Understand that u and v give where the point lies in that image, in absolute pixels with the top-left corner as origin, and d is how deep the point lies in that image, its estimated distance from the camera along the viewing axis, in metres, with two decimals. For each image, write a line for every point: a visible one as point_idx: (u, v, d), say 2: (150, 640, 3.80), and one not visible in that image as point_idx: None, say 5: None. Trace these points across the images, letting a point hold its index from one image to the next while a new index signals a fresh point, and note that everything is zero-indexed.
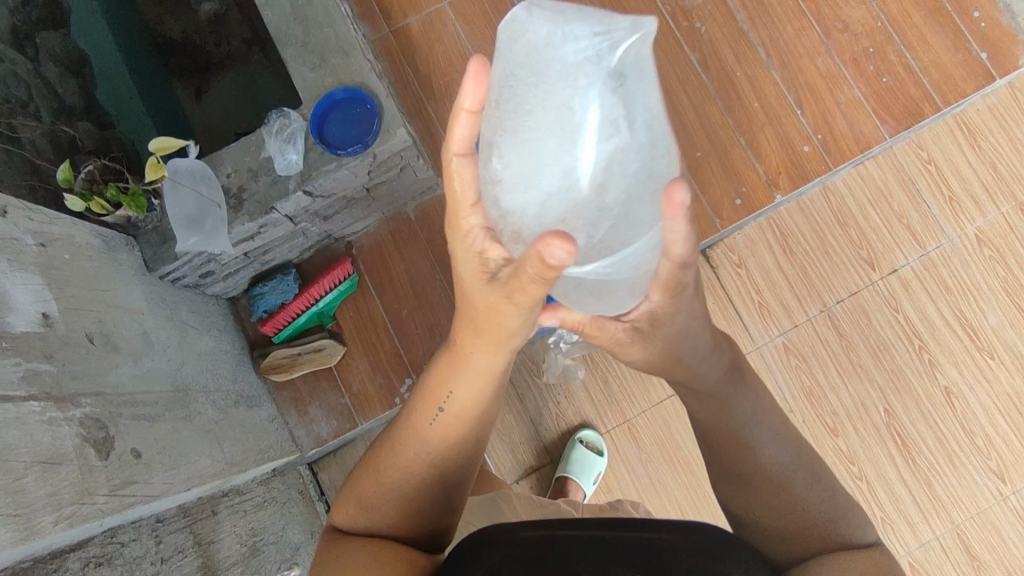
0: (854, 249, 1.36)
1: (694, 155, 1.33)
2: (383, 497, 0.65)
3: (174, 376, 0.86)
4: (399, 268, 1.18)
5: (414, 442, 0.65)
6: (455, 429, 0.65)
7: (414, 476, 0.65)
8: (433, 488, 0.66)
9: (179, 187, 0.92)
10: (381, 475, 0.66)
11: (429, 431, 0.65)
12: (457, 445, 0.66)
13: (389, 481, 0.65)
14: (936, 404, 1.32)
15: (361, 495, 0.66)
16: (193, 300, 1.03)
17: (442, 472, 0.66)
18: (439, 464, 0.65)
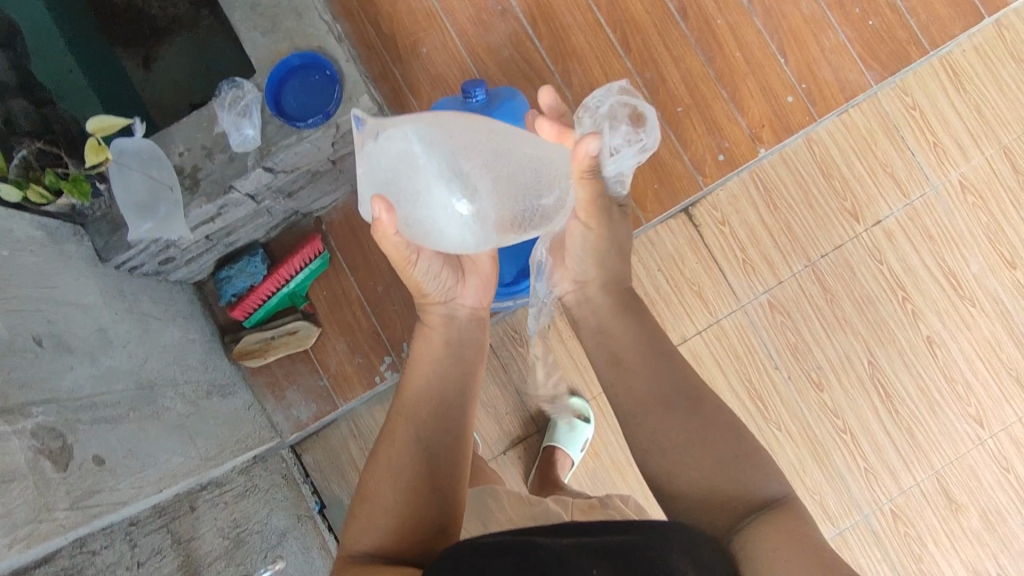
0: (837, 201, 1.33)
1: (675, 111, 1.18)
2: (379, 473, 0.66)
3: (137, 372, 0.81)
4: (372, 243, 1.13)
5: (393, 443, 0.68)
6: (422, 412, 0.70)
7: (401, 474, 0.65)
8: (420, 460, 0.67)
9: (126, 170, 0.85)
10: (371, 496, 0.65)
11: (411, 409, 0.71)
12: (430, 428, 0.69)
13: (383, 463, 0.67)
14: (919, 355, 1.31)
15: (359, 529, 0.63)
16: (154, 288, 0.98)
17: (428, 457, 0.67)
18: (421, 451, 0.67)
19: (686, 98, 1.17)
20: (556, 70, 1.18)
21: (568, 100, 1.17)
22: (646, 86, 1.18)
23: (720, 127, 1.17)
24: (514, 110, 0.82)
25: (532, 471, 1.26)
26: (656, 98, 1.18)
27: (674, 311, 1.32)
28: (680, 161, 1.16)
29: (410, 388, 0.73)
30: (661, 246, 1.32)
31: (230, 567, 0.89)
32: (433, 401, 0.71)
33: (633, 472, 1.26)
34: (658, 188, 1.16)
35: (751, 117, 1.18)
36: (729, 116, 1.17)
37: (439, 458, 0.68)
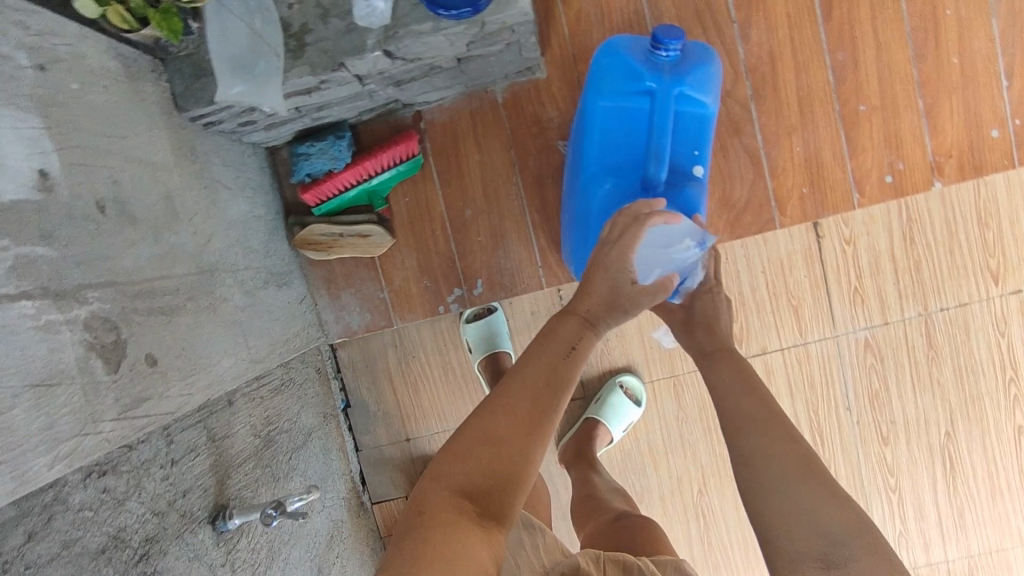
0: (983, 255, 1.17)
1: (856, 109, 0.97)
2: (488, 424, 0.58)
3: (198, 254, 0.72)
4: (471, 160, 0.99)
5: (490, 414, 0.58)
6: (530, 399, 0.59)
7: (500, 453, 0.56)
8: (533, 424, 0.58)
9: (225, 14, 0.70)
10: (457, 458, 0.56)
11: (537, 367, 0.62)
12: (535, 421, 0.58)
13: (495, 412, 0.59)
14: (1002, 440, 1.21)
15: (428, 486, 0.55)
16: (227, 149, 0.86)
17: (525, 442, 0.57)
18: (520, 439, 0.57)
19: (874, 96, 0.96)
20: (735, 16, 0.95)
21: (737, 59, 0.96)
22: (834, 69, 0.96)
23: (900, 143, 0.97)
24: (703, 81, 0.67)
25: (566, 434, 1.20)
26: (839, 88, 0.96)
27: (762, 319, 1.20)
28: (840, 168, 0.98)
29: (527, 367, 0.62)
30: (773, 246, 1.18)
31: (256, 470, 0.84)
32: (549, 395, 0.60)
33: (666, 466, 1.21)
34: (806, 193, 0.99)
35: (939, 142, 0.97)
36: (915, 133, 0.97)
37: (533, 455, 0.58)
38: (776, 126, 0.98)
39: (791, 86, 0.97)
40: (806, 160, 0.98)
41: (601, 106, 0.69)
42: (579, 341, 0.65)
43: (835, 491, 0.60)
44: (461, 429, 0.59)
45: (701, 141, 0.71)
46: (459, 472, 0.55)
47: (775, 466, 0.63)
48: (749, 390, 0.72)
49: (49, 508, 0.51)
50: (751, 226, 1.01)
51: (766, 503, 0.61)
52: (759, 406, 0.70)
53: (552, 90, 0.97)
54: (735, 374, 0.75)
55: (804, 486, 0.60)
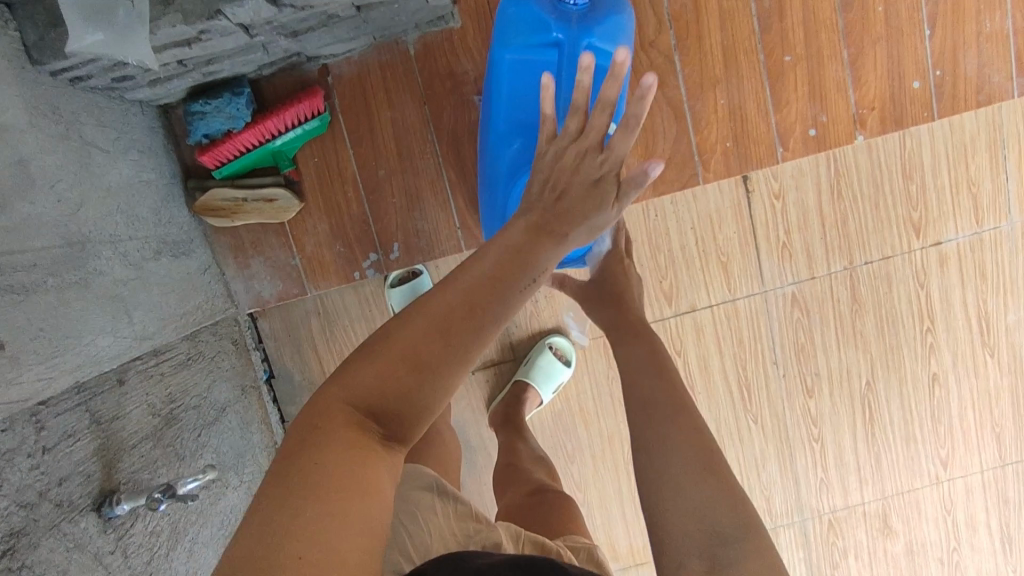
0: (905, 209, 1.18)
1: (781, 60, 0.94)
2: (408, 332, 0.44)
3: (63, 224, 0.65)
4: (383, 117, 0.93)
5: (419, 319, 0.45)
6: (486, 304, 0.46)
7: (418, 371, 0.43)
8: (464, 342, 0.44)
9: None
10: (367, 371, 0.44)
11: (486, 268, 0.47)
12: (472, 344, 0.45)
13: (420, 317, 0.45)
14: (918, 388, 1.25)
15: (338, 391, 0.44)
16: (103, 106, 0.78)
17: (452, 361, 0.44)
18: (444, 354, 0.44)
19: (798, 47, 0.94)
20: None
21: (661, 7, 0.92)
22: (758, 18, 0.93)
23: (824, 96, 0.95)
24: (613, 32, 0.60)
25: (498, 398, 1.19)
26: (764, 37, 0.93)
27: (692, 277, 1.20)
28: (764, 122, 0.96)
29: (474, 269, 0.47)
30: (702, 203, 1.16)
31: (156, 450, 0.80)
32: (497, 305, 0.46)
33: (598, 425, 1.21)
34: (730, 149, 0.96)
35: (862, 94, 0.95)
36: (838, 85, 0.95)
37: (460, 381, 0.45)
38: (700, 79, 0.94)
39: (716, 36, 0.93)
40: (730, 114, 0.95)
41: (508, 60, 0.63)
42: (541, 243, 0.50)
43: (728, 494, 0.59)
44: (392, 322, 0.46)
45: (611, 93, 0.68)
46: (370, 380, 0.43)
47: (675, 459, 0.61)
48: (659, 374, 0.71)
49: None
50: (676, 184, 0.98)
51: (662, 494, 0.60)
52: (666, 391, 0.68)
53: (467, 41, 0.91)
54: (652, 357, 0.73)
55: (699, 483, 0.59)
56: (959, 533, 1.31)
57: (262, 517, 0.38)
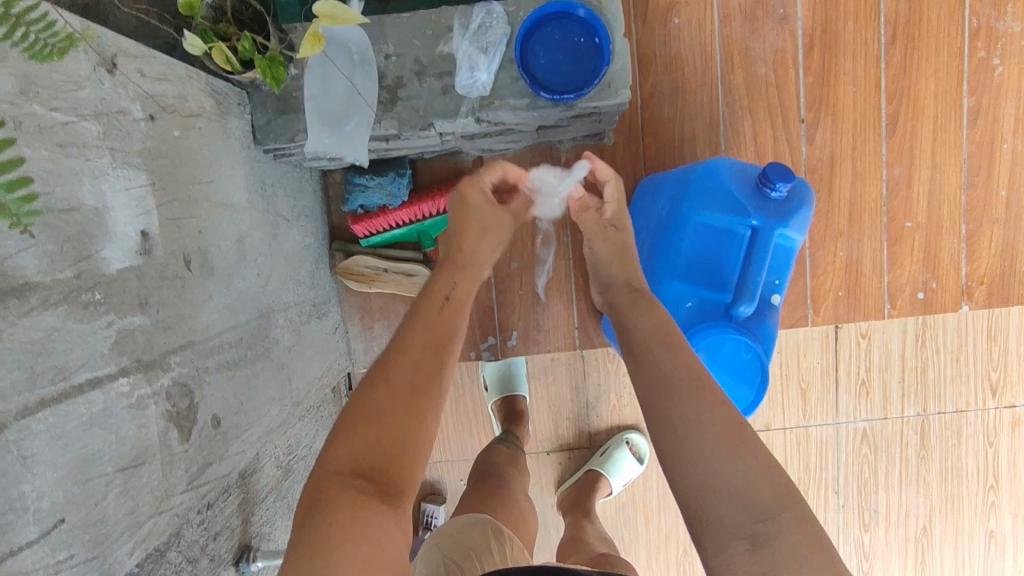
0: (986, 367, 1.22)
1: (903, 224, 0.99)
2: (378, 392, 0.57)
3: (259, 297, 0.71)
4: (525, 214, 0.98)
5: (387, 375, 0.58)
6: (429, 358, 0.61)
7: (392, 410, 0.56)
8: (416, 375, 0.59)
9: (330, 67, 0.70)
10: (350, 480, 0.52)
11: (423, 325, 0.63)
12: (426, 379, 0.60)
13: (381, 377, 0.58)
14: (972, 542, 1.27)
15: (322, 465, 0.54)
16: (290, 177, 0.84)
17: (416, 390, 0.58)
18: (415, 393, 0.58)
19: (922, 214, 0.99)
20: (805, 117, 0.96)
21: (800, 159, 0.98)
22: (888, 182, 0.98)
23: (937, 263, 1.00)
24: (805, 219, 0.65)
25: (568, 481, 1.23)
26: (890, 201, 0.99)
27: (771, 397, 1.23)
28: (879, 278, 1.00)
29: (423, 350, 0.61)
30: (793, 329, 1.21)
31: (275, 503, 0.84)
32: (436, 349, 0.62)
33: (657, 523, 1.24)
34: (842, 297, 1.01)
35: (973, 267, 1.00)
36: (953, 256, 1.00)
37: (427, 413, 0.58)
38: (824, 228, 1.00)
39: (846, 192, 0.99)
40: (847, 266, 1.00)
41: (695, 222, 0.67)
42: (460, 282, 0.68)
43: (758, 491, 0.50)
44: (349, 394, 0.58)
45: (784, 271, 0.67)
46: (351, 447, 0.54)
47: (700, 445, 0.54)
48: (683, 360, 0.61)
49: None
50: (785, 320, 1.02)
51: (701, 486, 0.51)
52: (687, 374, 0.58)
53: (616, 158, 0.97)
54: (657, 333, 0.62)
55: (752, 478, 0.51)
56: None
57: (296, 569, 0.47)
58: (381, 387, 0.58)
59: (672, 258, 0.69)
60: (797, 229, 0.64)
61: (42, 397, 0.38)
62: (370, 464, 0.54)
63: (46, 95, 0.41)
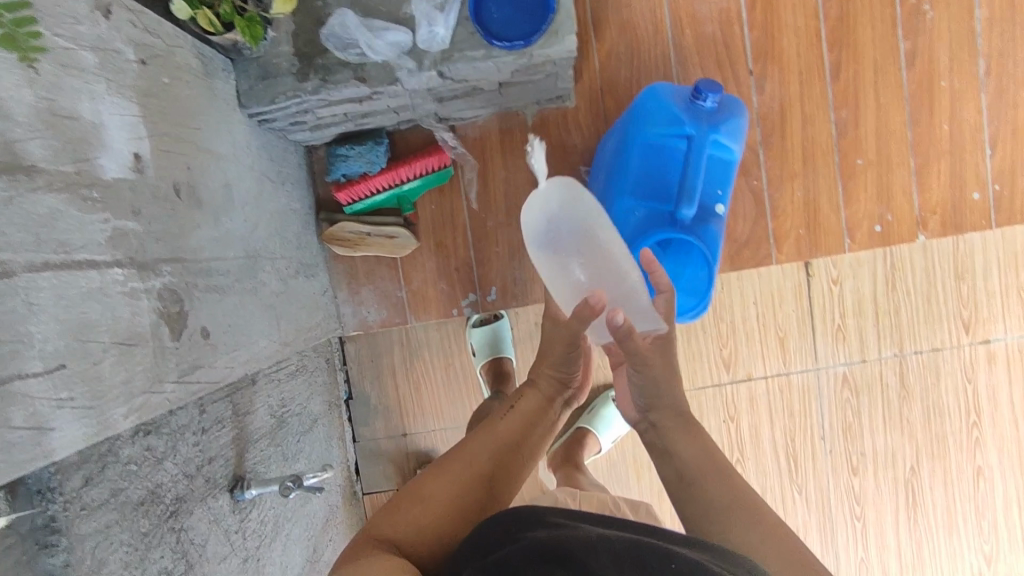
0: (957, 306, 1.26)
1: (854, 162, 1.05)
2: (435, 487, 0.64)
3: (246, 240, 0.77)
4: (496, 175, 1.06)
5: (456, 461, 0.67)
6: (506, 455, 0.70)
7: (452, 479, 0.65)
8: (465, 473, 0.66)
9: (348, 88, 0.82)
10: (439, 464, 0.67)
11: (503, 429, 0.73)
12: (502, 467, 0.68)
13: (438, 474, 0.65)
14: (962, 482, 1.29)
15: (390, 524, 0.60)
16: (274, 145, 0.92)
17: (467, 481, 0.65)
18: (472, 476, 0.66)
19: (872, 152, 1.05)
20: (752, 68, 1.04)
21: (751, 106, 1.05)
22: (837, 124, 1.05)
23: (891, 198, 1.05)
24: (736, 129, 0.72)
25: (557, 442, 1.26)
26: (840, 142, 1.05)
27: (750, 348, 1.28)
28: (836, 214, 1.06)
29: (455, 461, 0.67)
30: (766, 281, 1.26)
31: (271, 448, 0.90)
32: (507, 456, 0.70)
33: (648, 478, 1.27)
34: (803, 234, 1.06)
35: (926, 198, 1.05)
36: (905, 189, 1.05)
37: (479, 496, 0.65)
38: (781, 170, 1.06)
39: (798, 136, 1.05)
40: (805, 205, 1.05)
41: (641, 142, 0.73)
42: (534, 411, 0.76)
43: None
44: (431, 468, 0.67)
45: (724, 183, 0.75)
46: (411, 515, 0.61)
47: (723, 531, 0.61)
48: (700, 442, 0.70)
49: (103, 457, 0.57)
50: (751, 261, 1.07)
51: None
52: (722, 484, 0.65)
53: (579, 120, 1.04)
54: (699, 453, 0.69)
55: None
56: None
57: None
58: (444, 476, 0.65)
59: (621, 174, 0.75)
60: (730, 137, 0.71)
61: (46, 260, 0.45)
62: (440, 529, 0.61)
63: (53, 23, 0.49)
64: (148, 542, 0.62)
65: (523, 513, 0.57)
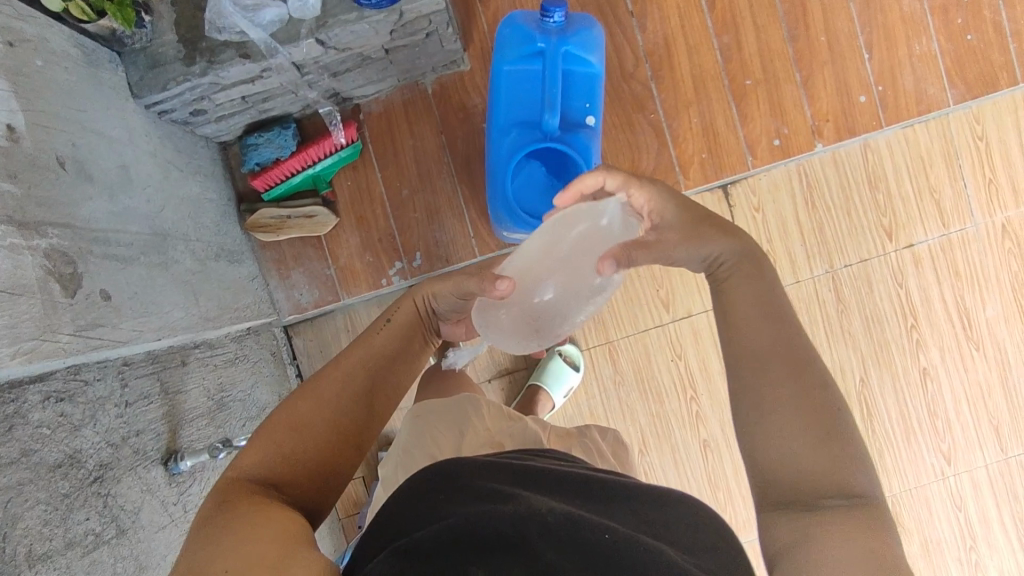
0: (875, 216, 1.18)
1: (743, 84, 1.11)
2: (310, 411, 0.59)
3: (151, 219, 0.80)
4: (406, 144, 1.09)
5: (334, 377, 0.62)
6: (382, 370, 0.66)
7: (320, 406, 0.59)
8: (337, 397, 0.61)
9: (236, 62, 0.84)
10: (308, 397, 0.60)
11: (377, 343, 0.67)
12: (378, 379, 0.65)
13: (315, 394, 0.60)
14: (910, 383, 1.22)
15: (273, 450, 0.56)
16: (180, 137, 0.94)
17: (349, 396, 0.61)
18: (352, 393, 0.62)
19: (758, 72, 1.11)
20: (632, 10, 1.10)
21: (637, 45, 1.11)
22: (721, 51, 1.11)
23: (783, 112, 1.12)
24: (587, 44, 0.83)
25: (512, 403, 1.28)
26: (727, 66, 1.11)
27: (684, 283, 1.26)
28: (734, 136, 1.12)
29: (324, 391, 0.60)
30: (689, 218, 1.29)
31: (210, 426, 0.90)
32: (385, 374, 0.66)
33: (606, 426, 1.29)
34: (707, 159, 1.13)
35: (817, 108, 1.12)
36: (795, 102, 1.12)
37: (354, 414, 0.61)
38: (676, 101, 1.12)
39: (686, 67, 1.11)
40: (703, 130, 1.12)
41: (505, 70, 0.84)
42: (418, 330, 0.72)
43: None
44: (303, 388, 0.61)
45: (590, 95, 0.85)
46: (282, 447, 0.56)
47: (781, 445, 0.52)
48: (778, 324, 0.56)
49: (8, 420, 0.58)
50: None
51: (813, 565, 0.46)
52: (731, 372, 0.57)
53: (476, 81, 1.09)
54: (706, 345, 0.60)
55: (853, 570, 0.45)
56: (971, 529, 1.22)
57: (223, 542, 0.45)
58: (310, 397, 0.60)
59: (495, 102, 0.86)
60: (581, 50, 0.83)
61: None
62: (306, 457, 0.57)
63: None
64: (69, 504, 0.63)
65: (463, 476, 0.55)
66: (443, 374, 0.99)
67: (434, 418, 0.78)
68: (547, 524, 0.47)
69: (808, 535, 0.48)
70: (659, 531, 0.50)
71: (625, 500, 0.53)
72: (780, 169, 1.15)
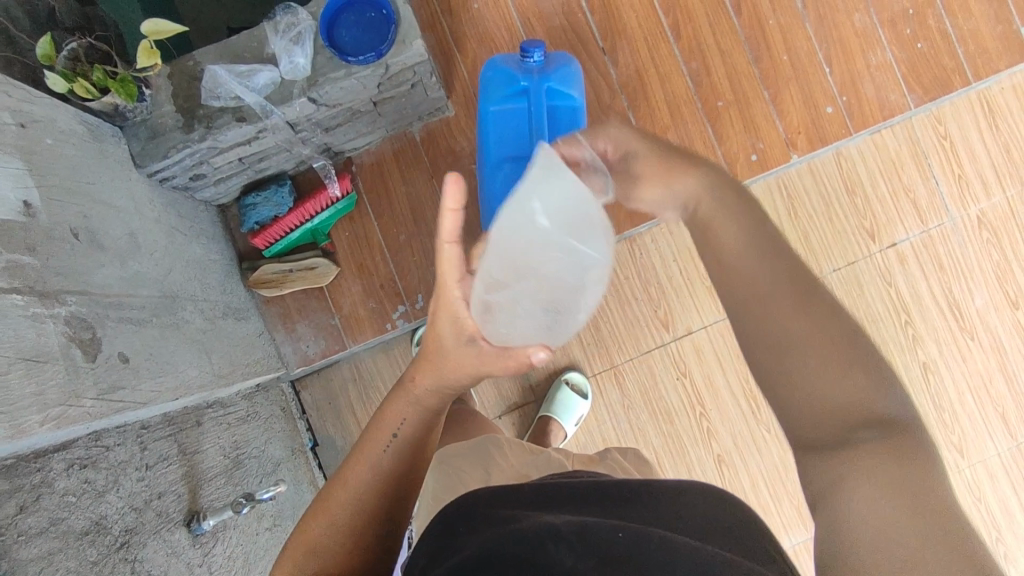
0: (857, 218, 1.22)
1: (715, 105, 1.17)
2: (322, 536, 0.64)
3: (161, 282, 0.82)
4: (399, 191, 1.13)
5: (344, 496, 0.65)
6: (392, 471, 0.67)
7: (335, 532, 0.64)
8: (349, 514, 0.64)
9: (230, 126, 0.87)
10: (321, 515, 0.65)
11: (387, 444, 0.67)
12: (392, 480, 0.67)
13: (328, 514, 0.65)
14: (912, 378, 1.23)
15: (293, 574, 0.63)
16: (182, 202, 0.97)
17: (362, 514, 0.65)
18: (366, 506, 0.65)
19: (727, 94, 1.17)
20: (603, 46, 1.16)
21: (611, 78, 1.16)
22: (690, 76, 1.17)
23: (756, 128, 1.17)
24: (567, 78, 0.87)
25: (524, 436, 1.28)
26: (698, 90, 1.17)
27: (682, 300, 1.28)
28: (713, 155, 1.17)
29: (335, 511, 0.64)
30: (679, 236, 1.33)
31: (227, 484, 0.89)
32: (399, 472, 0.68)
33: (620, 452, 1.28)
34: None
35: (788, 122, 1.18)
36: (767, 118, 1.17)
37: (367, 526, 0.65)
38: (654, 127, 1.17)
39: (660, 94, 1.17)
40: None
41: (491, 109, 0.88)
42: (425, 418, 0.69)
43: (965, 547, 0.42)
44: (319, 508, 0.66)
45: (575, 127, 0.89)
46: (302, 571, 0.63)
47: (820, 392, 0.51)
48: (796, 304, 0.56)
49: (36, 490, 0.58)
50: None
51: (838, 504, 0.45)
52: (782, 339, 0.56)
53: (462, 126, 1.13)
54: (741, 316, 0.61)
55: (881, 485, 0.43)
56: (996, 521, 1.22)
57: None
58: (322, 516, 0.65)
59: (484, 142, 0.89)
60: (561, 84, 0.87)
61: None
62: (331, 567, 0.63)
63: None
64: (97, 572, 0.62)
65: (486, 497, 0.55)
66: (457, 417, 1.00)
67: (458, 458, 0.75)
68: (560, 534, 0.49)
69: (838, 482, 0.47)
70: (685, 522, 0.52)
71: (637, 500, 0.54)
72: (759, 183, 1.20)
